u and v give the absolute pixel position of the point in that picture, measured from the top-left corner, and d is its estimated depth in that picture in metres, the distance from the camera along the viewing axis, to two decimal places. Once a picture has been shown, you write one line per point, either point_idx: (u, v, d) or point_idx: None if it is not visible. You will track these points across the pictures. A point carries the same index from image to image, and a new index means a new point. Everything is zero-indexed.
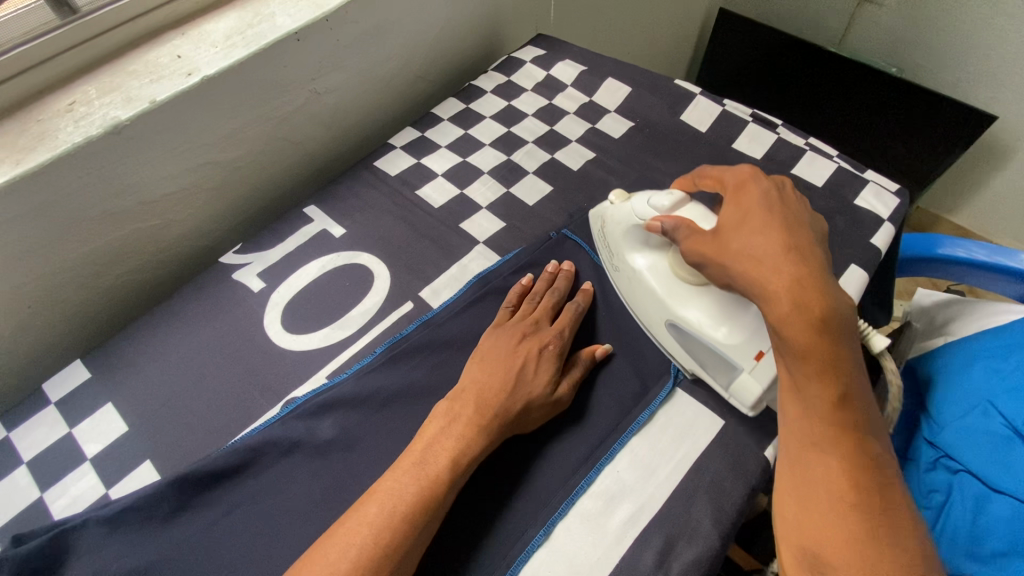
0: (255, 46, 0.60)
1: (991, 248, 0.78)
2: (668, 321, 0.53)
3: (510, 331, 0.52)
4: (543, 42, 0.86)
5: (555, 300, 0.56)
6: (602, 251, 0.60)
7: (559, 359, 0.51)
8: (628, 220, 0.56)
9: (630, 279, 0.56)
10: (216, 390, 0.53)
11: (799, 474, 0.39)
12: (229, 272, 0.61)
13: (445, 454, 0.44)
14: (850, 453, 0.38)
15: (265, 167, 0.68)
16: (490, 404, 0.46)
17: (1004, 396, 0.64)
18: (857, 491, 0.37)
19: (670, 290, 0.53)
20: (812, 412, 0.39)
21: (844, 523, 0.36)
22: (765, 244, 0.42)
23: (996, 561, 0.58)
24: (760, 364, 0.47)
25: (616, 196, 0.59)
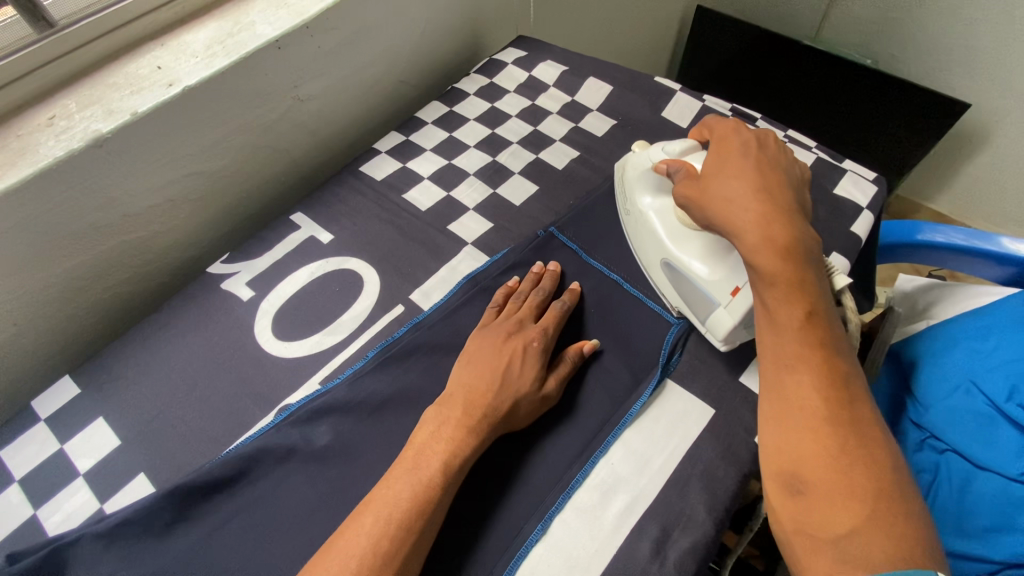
0: (237, 55, 0.60)
1: (968, 233, 0.80)
2: (662, 260, 0.56)
3: (495, 332, 0.52)
4: (524, 43, 0.86)
5: (541, 299, 0.56)
6: (620, 195, 0.64)
7: (545, 356, 0.51)
8: (645, 164, 0.60)
9: (635, 220, 0.60)
10: (208, 400, 0.53)
11: (774, 395, 0.40)
12: (218, 281, 0.61)
13: (437, 458, 0.44)
14: (822, 369, 0.39)
15: (251, 176, 0.68)
16: (479, 405, 0.47)
17: (984, 375, 0.67)
18: (829, 406, 0.37)
19: (667, 232, 0.56)
20: (782, 334, 0.41)
21: (818, 438, 0.36)
22: (737, 186, 0.46)
23: (989, 537, 0.60)
24: (734, 301, 0.50)
25: (638, 146, 0.63)
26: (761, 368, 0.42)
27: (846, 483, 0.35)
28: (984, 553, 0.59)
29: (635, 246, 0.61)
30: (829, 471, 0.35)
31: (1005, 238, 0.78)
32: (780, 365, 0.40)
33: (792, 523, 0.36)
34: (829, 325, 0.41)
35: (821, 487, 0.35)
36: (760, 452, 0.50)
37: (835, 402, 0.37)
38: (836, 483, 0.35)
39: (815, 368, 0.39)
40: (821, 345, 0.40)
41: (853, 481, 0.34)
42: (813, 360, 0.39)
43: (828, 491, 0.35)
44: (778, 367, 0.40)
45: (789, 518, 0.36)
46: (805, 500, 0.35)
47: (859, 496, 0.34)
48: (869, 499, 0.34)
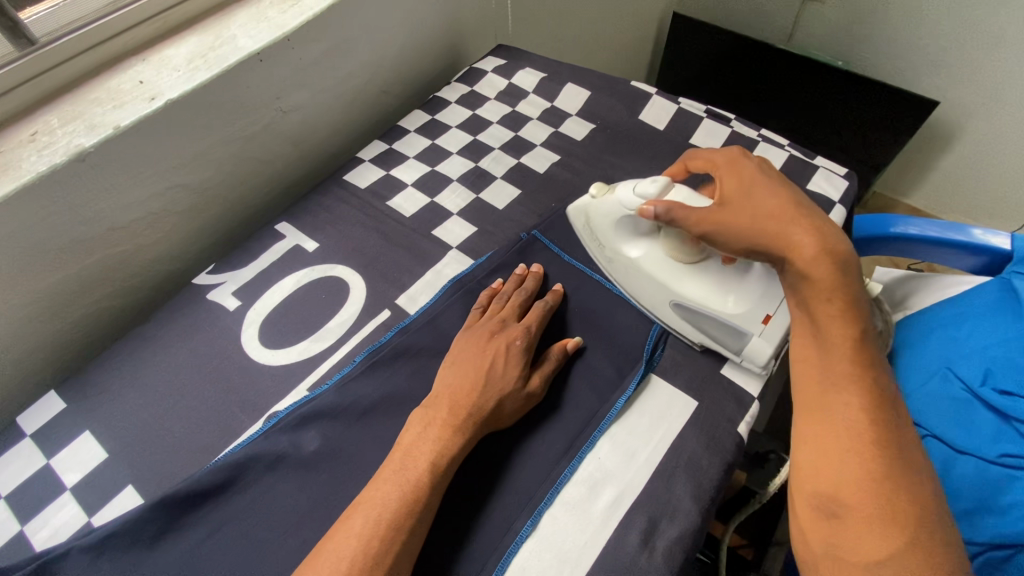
0: (218, 68, 0.61)
1: (941, 225, 0.82)
2: (673, 302, 0.56)
3: (477, 333, 0.53)
4: (504, 52, 0.88)
5: (523, 299, 0.57)
6: (586, 237, 0.62)
7: (528, 354, 0.52)
8: (616, 212, 0.58)
9: (626, 268, 0.59)
10: (196, 411, 0.53)
11: (822, 415, 0.41)
12: (203, 292, 0.61)
13: (424, 457, 0.45)
14: (868, 391, 0.40)
15: (234, 188, 0.69)
16: (463, 404, 0.47)
17: (958, 361, 0.71)
18: (875, 428, 0.39)
19: (674, 268, 0.56)
20: (833, 354, 0.41)
21: (861, 462, 0.38)
22: (785, 204, 0.45)
23: (965, 518, 0.64)
24: (769, 327, 0.52)
25: (597, 188, 0.60)
26: (801, 386, 0.43)
27: (887, 509, 0.36)
28: (968, 535, 0.63)
29: (623, 288, 0.60)
30: (871, 497, 0.37)
31: (975, 231, 0.81)
32: (827, 386, 0.41)
33: (822, 543, 0.38)
34: (877, 349, 0.42)
35: (858, 511, 0.37)
36: (743, 441, 0.51)
37: (882, 425, 0.39)
38: (875, 510, 0.36)
39: (863, 391, 0.40)
40: (869, 369, 0.41)
41: (893, 508, 0.36)
42: (862, 384, 0.40)
43: (867, 518, 0.37)
44: (827, 387, 0.41)
45: (819, 535, 0.38)
46: (839, 523, 0.37)
47: (899, 522, 0.36)
48: (907, 525, 0.36)
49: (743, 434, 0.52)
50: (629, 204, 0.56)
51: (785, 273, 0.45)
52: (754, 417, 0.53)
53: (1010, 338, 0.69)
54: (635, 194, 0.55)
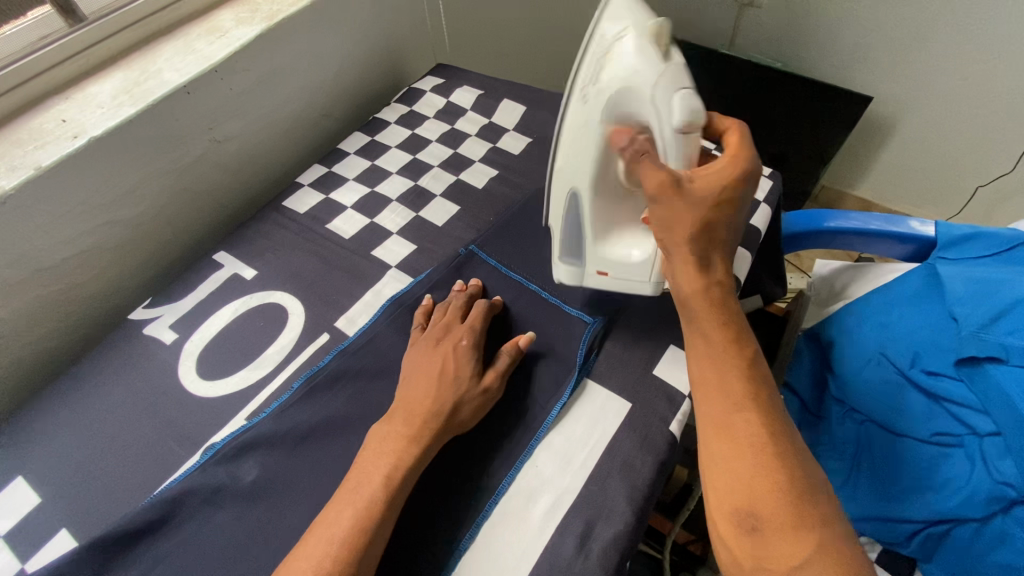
0: (143, 103, 0.61)
1: (879, 218, 0.85)
2: (572, 190, 0.56)
3: (425, 342, 0.54)
4: (442, 71, 0.90)
5: (467, 305, 0.59)
6: (599, 43, 0.50)
7: (476, 352, 0.53)
8: (626, 75, 0.47)
9: (573, 128, 0.53)
10: (133, 448, 0.53)
11: (724, 433, 0.40)
12: (139, 327, 0.61)
13: (378, 473, 0.45)
14: (763, 405, 0.41)
15: (171, 221, 0.69)
16: (417, 413, 0.48)
17: (889, 346, 0.74)
18: (774, 438, 0.39)
19: (596, 178, 0.53)
20: (730, 374, 0.42)
21: (770, 474, 0.38)
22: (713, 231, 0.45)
23: (904, 497, 0.67)
24: (599, 278, 0.58)
25: (655, 31, 0.46)
26: (705, 406, 0.42)
27: (798, 515, 0.37)
28: (909, 514, 0.65)
29: (562, 117, 0.54)
30: (783, 505, 0.37)
31: (906, 219, 0.85)
32: (728, 405, 0.41)
33: (749, 561, 0.37)
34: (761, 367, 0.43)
35: (775, 523, 0.37)
36: (676, 439, 0.53)
37: (780, 435, 0.39)
38: (791, 519, 0.36)
39: (759, 406, 0.40)
40: (758, 384, 0.42)
41: (803, 513, 0.37)
42: (757, 399, 0.41)
43: (782, 527, 0.36)
44: (729, 407, 0.41)
45: (745, 554, 0.37)
46: (759, 536, 0.37)
47: (810, 525, 0.36)
48: (816, 528, 0.36)
49: (675, 433, 0.53)
50: (644, 87, 0.46)
51: (684, 285, 0.45)
52: (686, 415, 0.54)
53: (933, 323, 0.72)
54: (658, 85, 0.45)
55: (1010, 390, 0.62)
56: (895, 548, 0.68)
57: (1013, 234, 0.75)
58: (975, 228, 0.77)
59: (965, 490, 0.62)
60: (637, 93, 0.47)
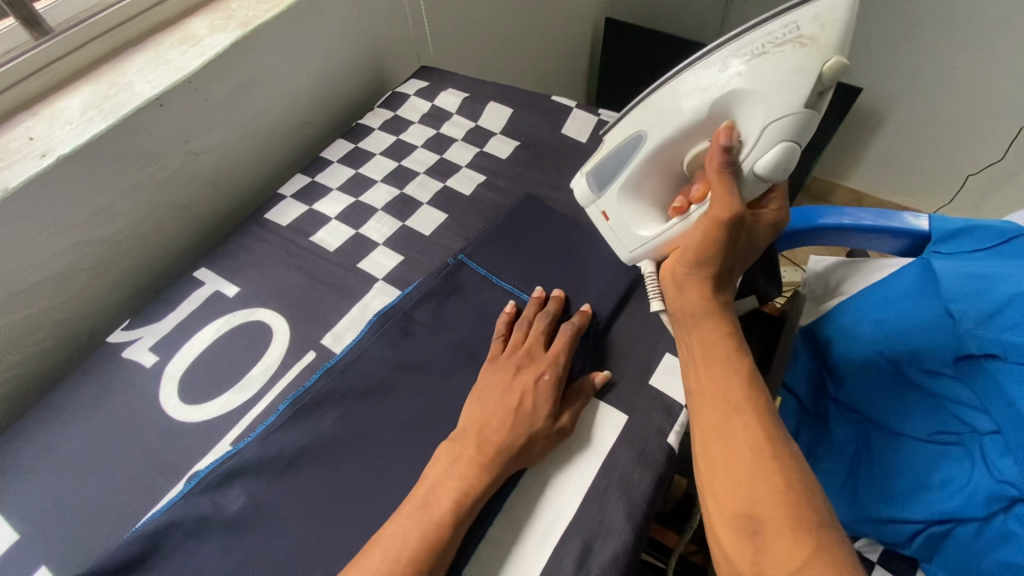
0: (114, 118, 0.59)
1: (871, 214, 0.84)
2: (639, 132, 0.56)
3: (507, 362, 0.53)
4: (426, 74, 0.88)
5: (548, 326, 0.56)
6: (769, 30, 0.48)
7: (559, 388, 0.51)
8: (797, 94, 0.47)
9: (696, 80, 0.52)
10: (114, 478, 0.51)
11: (724, 436, 0.43)
12: (118, 350, 0.59)
13: (447, 499, 0.44)
14: (760, 411, 0.43)
15: (149, 238, 0.66)
16: (491, 441, 0.47)
17: (886, 344, 0.73)
18: (770, 442, 0.41)
19: (669, 140, 0.54)
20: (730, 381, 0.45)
21: (769, 477, 0.39)
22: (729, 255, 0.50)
23: (906, 498, 0.66)
24: (600, 212, 0.62)
25: (834, 67, 0.45)
26: (705, 409, 0.45)
27: (795, 518, 0.38)
28: (911, 514, 0.65)
29: (694, 58, 0.52)
30: (781, 508, 0.38)
31: (899, 213, 0.84)
32: (727, 410, 0.44)
33: (749, 566, 0.38)
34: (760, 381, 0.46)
35: (773, 524, 0.38)
36: (674, 451, 0.52)
37: (775, 441, 0.41)
38: (790, 521, 0.38)
39: (756, 411, 0.43)
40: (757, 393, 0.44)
41: (799, 514, 0.38)
42: (755, 405, 0.43)
43: (780, 527, 0.38)
44: (727, 411, 0.43)
45: (747, 560, 0.38)
46: (760, 539, 0.38)
47: (806, 527, 0.37)
48: (812, 529, 0.37)
49: (673, 445, 0.52)
50: (767, 114, 0.48)
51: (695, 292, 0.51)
52: (684, 426, 0.53)
53: (926, 317, 0.71)
54: (777, 125, 0.48)
55: (1010, 387, 0.61)
56: (897, 549, 0.68)
57: (1007, 226, 0.74)
58: (969, 221, 0.76)
59: (967, 491, 0.62)
60: (752, 112, 0.50)
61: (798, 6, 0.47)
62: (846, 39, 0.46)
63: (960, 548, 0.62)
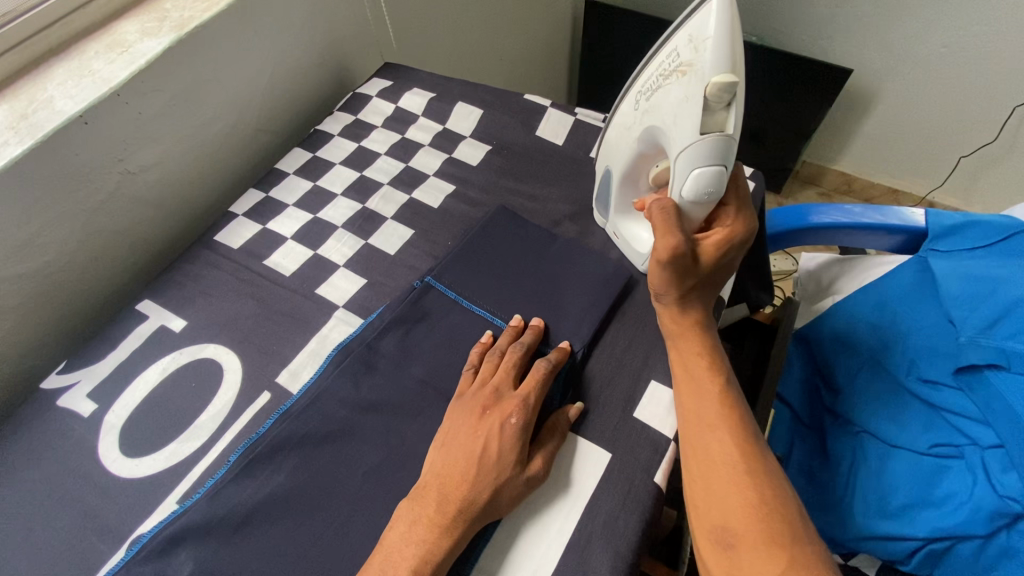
0: (31, 139, 0.52)
1: (865, 208, 0.80)
2: (605, 168, 0.58)
3: (472, 402, 0.48)
4: (389, 72, 0.81)
5: (519, 358, 0.51)
6: (661, 61, 0.47)
7: (526, 432, 0.47)
8: (690, 119, 0.44)
9: (628, 119, 0.52)
10: (48, 546, 0.46)
11: (699, 453, 0.42)
12: (53, 398, 0.54)
13: (404, 567, 0.40)
14: (736, 427, 0.42)
15: (86, 268, 0.60)
16: (452, 499, 0.43)
17: (883, 351, 0.70)
18: (746, 458, 0.41)
19: (627, 170, 0.54)
20: (707, 397, 0.44)
21: (742, 491, 0.39)
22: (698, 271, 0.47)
23: (903, 515, 0.62)
24: (613, 236, 0.62)
25: (717, 82, 0.41)
26: (682, 426, 0.44)
27: (770, 535, 0.38)
28: (908, 532, 0.61)
29: (621, 99, 0.54)
30: (756, 524, 0.38)
31: (895, 207, 0.79)
32: (702, 424, 0.43)
33: None
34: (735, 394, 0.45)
35: (750, 542, 0.38)
36: (662, 490, 0.48)
37: (750, 455, 0.41)
38: (763, 538, 0.37)
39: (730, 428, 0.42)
40: (734, 405, 0.44)
41: (775, 530, 0.38)
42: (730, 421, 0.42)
43: (755, 544, 0.38)
44: (701, 427, 0.43)
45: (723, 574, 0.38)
46: (735, 554, 0.38)
47: (782, 544, 0.37)
48: (788, 545, 0.37)
49: (660, 483, 0.48)
50: (674, 144, 0.46)
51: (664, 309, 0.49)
52: (672, 462, 0.49)
53: (926, 324, 0.69)
54: (684, 155, 0.45)
55: (1012, 399, 0.58)
56: (896, 565, 0.64)
57: (1009, 222, 0.70)
58: (967, 216, 0.72)
59: (967, 506, 0.59)
60: (668, 141, 0.47)
61: (680, 26, 0.45)
62: (734, 47, 0.42)
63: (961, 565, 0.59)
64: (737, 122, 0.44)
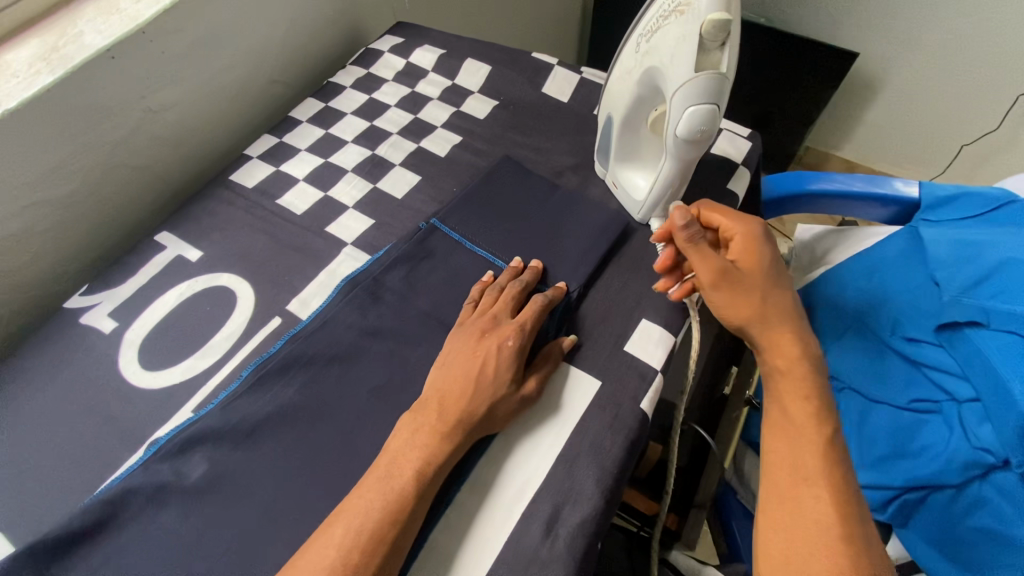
0: (61, 69, 0.55)
1: (861, 179, 0.81)
2: (607, 116, 0.60)
3: (472, 329, 0.51)
4: (402, 30, 0.83)
5: (519, 293, 0.54)
6: (662, 4, 0.49)
7: (522, 355, 0.50)
8: (685, 57, 0.46)
9: (629, 64, 0.55)
10: (70, 446, 0.49)
11: (787, 503, 0.43)
12: (75, 316, 0.57)
13: (408, 469, 0.43)
14: (833, 485, 0.42)
15: (108, 200, 0.63)
16: (452, 410, 0.46)
17: (870, 310, 0.73)
18: (841, 521, 0.41)
19: (626, 116, 0.57)
20: (804, 450, 0.45)
21: (830, 550, 0.40)
22: (774, 300, 0.50)
23: (881, 465, 0.66)
24: (613, 186, 0.64)
25: (711, 20, 0.44)
26: (770, 471, 0.46)
27: None
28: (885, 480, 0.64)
29: (623, 46, 0.56)
30: None
31: (890, 179, 0.81)
32: (797, 477, 0.44)
33: None
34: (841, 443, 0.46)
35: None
36: (647, 417, 0.51)
37: (845, 518, 0.41)
38: None
39: (829, 485, 0.42)
40: (835, 464, 0.44)
41: None
42: (829, 478, 0.43)
43: None
44: (796, 476, 0.44)
45: None
46: None
47: None
48: None
49: (646, 410, 0.51)
50: (670, 82, 0.48)
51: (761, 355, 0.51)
52: (658, 392, 0.52)
53: (911, 286, 0.71)
54: (678, 93, 0.47)
55: (993, 354, 0.60)
56: (872, 515, 0.68)
57: (999, 193, 0.72)
58: (959, 188, 0.75)
59: (943, 455, 0.61)
60: (665, 82, 0.50)
61: None
62: None
63: (936, 514, 0.62)
64: (730, 63, 0.47)
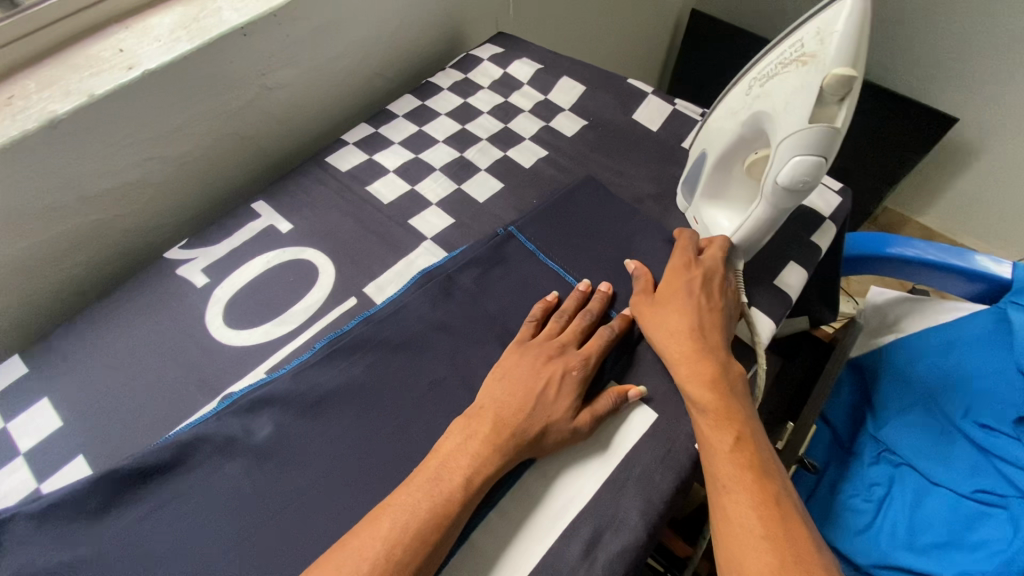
0: (200, 40, 0.60)
1: (947, 250, 0.77)
2: (702, 151, 0.60)
3: (535, 352, 0.52)
4: (502, 40, 0.86)
5: (586, 325, 0.55)
6: (783, 51, 0.49)
7: (582, 388, 0.50)
8: (802, 106, 0.46)
9: (736, 105, 0.55)
10: (153, 386, 0.53)
11: (719, 516, 0.44)
12: (173, 267, 0.61)
13: (458, 476, 0.44)
14: (751, 486, 0.44)
15: (214, 164, 0.68)
16: (506, 425, 0.47)
17: (946, 391, 0.72)
18: (765, 523, 0.42)
19: (722, 155, 0.57)
20: (715, 460, 0.46)
21: (762, 555, 0.41)
22: (677, 320, 0.53)
23: (930, 551, 0.63)
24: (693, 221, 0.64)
25: (836, 75, 0.44)
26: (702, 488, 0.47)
27: None
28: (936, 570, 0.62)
29: (732, 85, 0.56)
30: None
31: (979, 255, 0.77)
32: (717, 488, 0.45)
33: None
34: (756, 443, 0.47)
35: None
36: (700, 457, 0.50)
37: (768, 516, 0.43)
38: None
39: (745, 488, 0.44)
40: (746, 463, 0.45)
41: None
42: (743, 481, 0.44)
43: None
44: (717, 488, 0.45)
45: None
46: None
47: None
48: None
49: None
50: (780, 129, 0.48)
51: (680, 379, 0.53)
52: None
53: (994, 371, 0.70)
54: (787, 141, 0.47)
55: None
56: None
57: None
58: None
59: (1002, 555, 0.60)
60: (774, 128, 0.50)
61: (808, 20, 0.47)
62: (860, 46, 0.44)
63: None
64: (846, 119, 0.46)
